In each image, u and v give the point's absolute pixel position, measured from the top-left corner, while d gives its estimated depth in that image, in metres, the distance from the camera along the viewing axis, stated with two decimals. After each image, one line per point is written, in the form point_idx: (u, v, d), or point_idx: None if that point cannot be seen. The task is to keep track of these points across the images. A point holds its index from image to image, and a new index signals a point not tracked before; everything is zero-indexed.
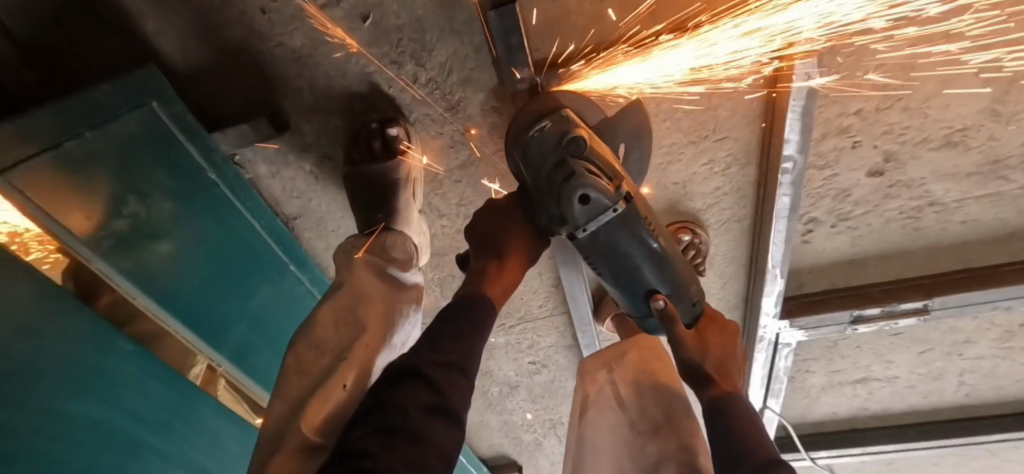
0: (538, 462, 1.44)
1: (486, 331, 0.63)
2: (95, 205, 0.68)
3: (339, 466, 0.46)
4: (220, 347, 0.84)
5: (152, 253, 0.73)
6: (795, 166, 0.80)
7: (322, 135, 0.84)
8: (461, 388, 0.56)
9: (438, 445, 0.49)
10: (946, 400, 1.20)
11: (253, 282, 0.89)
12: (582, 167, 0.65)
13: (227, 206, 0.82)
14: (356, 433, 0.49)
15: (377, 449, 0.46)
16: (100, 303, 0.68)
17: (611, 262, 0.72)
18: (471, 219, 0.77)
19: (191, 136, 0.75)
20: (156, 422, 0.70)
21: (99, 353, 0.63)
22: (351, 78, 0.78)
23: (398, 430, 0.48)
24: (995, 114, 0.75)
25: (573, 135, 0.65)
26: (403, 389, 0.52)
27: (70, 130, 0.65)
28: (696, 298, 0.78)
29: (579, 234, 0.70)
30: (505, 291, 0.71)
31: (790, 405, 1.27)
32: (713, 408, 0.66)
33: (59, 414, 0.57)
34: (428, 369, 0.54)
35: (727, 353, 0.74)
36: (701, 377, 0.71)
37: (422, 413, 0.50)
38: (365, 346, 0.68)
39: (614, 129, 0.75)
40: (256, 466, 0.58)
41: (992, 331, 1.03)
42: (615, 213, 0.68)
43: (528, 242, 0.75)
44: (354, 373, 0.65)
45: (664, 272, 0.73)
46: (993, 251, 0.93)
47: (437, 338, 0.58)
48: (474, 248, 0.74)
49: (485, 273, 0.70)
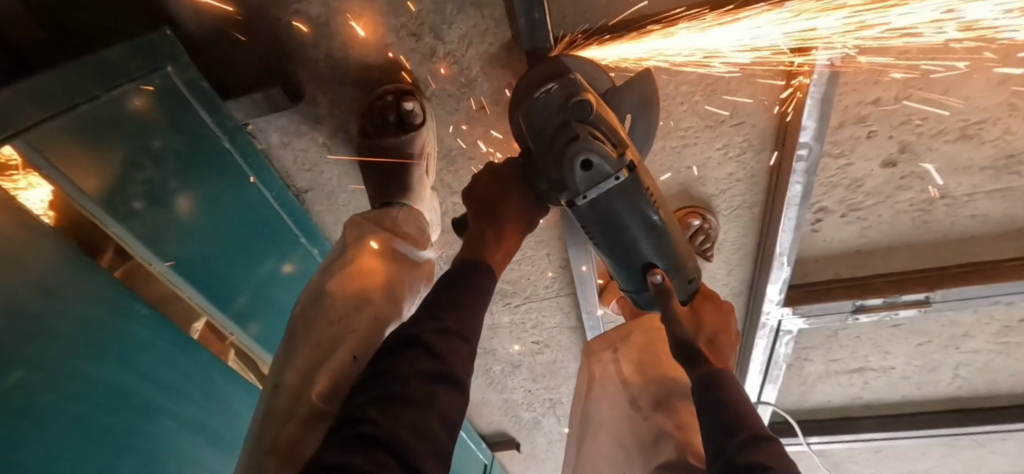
0: (535, 440, 1.46)
1: (484, 298, 0.62)
2: (110, 169, 0.67)
3: (342, 433, 0.47)
4: (229, 311, 0.84)
5: (162, 219, 0.72)
6: (810, 152, 0.80)
7: (335, 107, 0.84)
8: (462, 357, 0.55)
9: (439, 410, 0.49)
10: (938, 392, 1.23)
11: (263, 253, 0.89)
12: (587, 132, 0.64)
13: (241, 177, 0.82)
14: (359, 401, 0.50)
15: (376, 415, 0.47)
16: (105, 259, 0.68)
17: (606, 231, 0.72)
18: (470, 182, 0.76)
19: (203, 102, 0.74)
20: (168, 384, 0.69)
21: (116, 313, 0.64)
22: (368, 49, 0.77)
23: (399, 397, 0.48)
24: (1013, 108, 0.75)
25: (581, 99, 0.64)
26: (405, 357, 0.51)
27: (88, 92, 0.64)
28: (692, 275, 0.77)
29: (578, 202, 0.69)
30: (504, 257, 0.70)
31: (786, 392, 1.28)
32: (703, 385, 0.61)
33: (76, 373, 0.58)
34: (430, 338, 0.53)
35: (721, 330, 0.72)
36: (693, 348, 0.66)
37: (422, 380, 0.50)
38: (372, 321, 0.68)
39: (621, 98, 0.72)
40: (263, 435, 0.58)
41: (991, 325, 1.04)
42: (616, 182, 0.67)
43: (525, 208, 0.74)
44: (361, 346, 0.66)
45: (662, 245, 0.72)
46: (997, 246, 0.94)
47: (436, 306, 0.57)
48: (473, 212, 0.74)
49: (485, 239, 0.70)
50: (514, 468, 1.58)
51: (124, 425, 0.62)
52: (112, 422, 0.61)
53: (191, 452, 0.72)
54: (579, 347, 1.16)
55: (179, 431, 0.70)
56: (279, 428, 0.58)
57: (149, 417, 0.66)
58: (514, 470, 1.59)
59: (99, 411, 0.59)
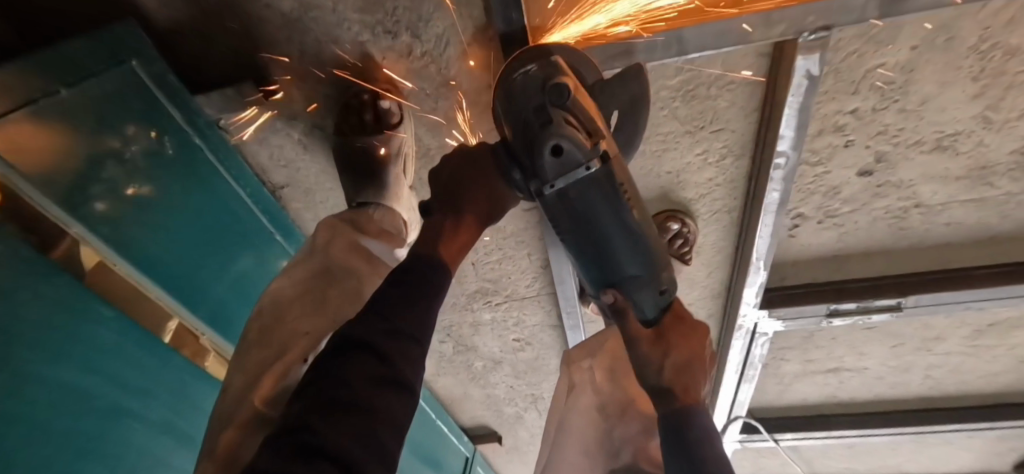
0: (518, 433, 1.47)
1: (441, 296, 0.61)
2: (71, 165, 0.67)
3: (284, 440, 0.49)
4: (198, 312, 0.83)
5: (126, 216, 0.72)
6: (788, 161, 0.80)
7: (311, 104, 0.84)
8: (410, 358, 0.56)
9: (384, 415, 0.52)
10: (911, 392, 1.25)
11: (236, 248, 0.90)
12: (560, 117, 0.60)
13: (212, 173, 0.84)
14: (304, 401, 0.51)
15: (317, 422, 0.49)
16: (55, 253, 0.63)
17: (578, 230, 0.67)
18: (437, 165, 0.73)
19: (171, 98, 0.77)
20: (134, 387, 0.70)
21: (78, 316, 0.64)
22: (343, 46, 0.76)
23: (341, 403, 0.50)
24: (987, 121, 0.77)
25: (558, 82, 0.60)
26: (350, 359, 0.53)
27: (45, 89, 0.65)
28: (665, 286, 0.72)
29: (547, 191, 0.65)
30: (459, 251, 0.67)
31: (763, 390, 1.30)
32: (669, 424, 0.63)
33: (31, 378, 0.57)
34: (376, 341, 0.54)
35: (692, 359, 0.69)
36: (659, 384, 0.67)
37: (366, 385, 0.51)
38: (330, 325, 0.69)
39: (609, 93, 0.69)
40: (208, 438, 0.60)
41: (962, 329, 1.06)
42: (587, 172, 0.62)
43: (491, 197, 0.70)
44: (311, 349, 0.67)
45: (637, 251, 0.69)
46: (971, 253, 0.95)
47: (382, 303, 0.57)
48: (436, 199, 0.70)
49: (442, 231, 0.66)
50: (496, 459, 1.59)
51: (85, 430, 0.63)
52: (73, 427, 0.61)
53: (159, 455, 0.73)
54: (561, 345, 1.16)
55: (146, 434, 0.71)
56: (242, 437, 0.59)
57: (110, 421, 0.66)
58: (496, 461, 1.61)
59: (62, 415, 0.60)
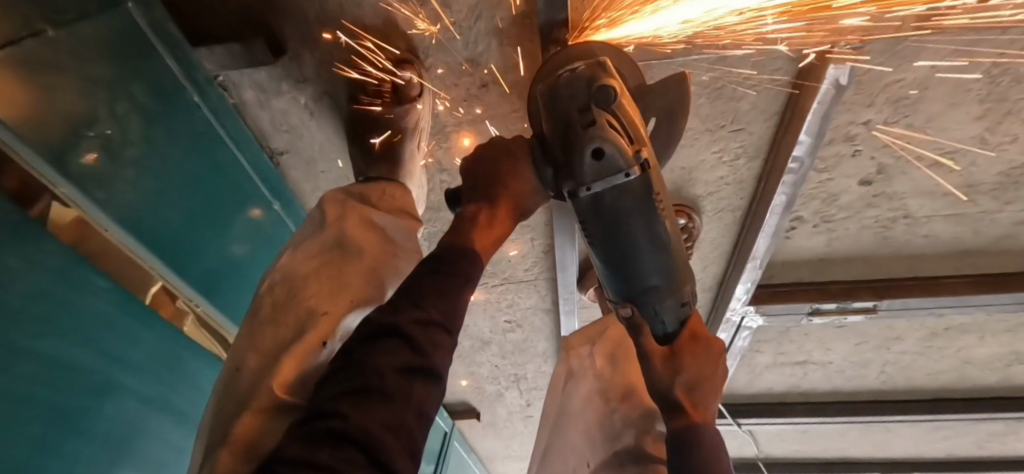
0: (496, 410, 1.48)
1: (471, 288, 0.53)
2: (65, 117, 0.60)
3: (303, 428, 0.42)
4: (192, 282, 0.77)
5: (118, 177, 0.66)
6: (800, 166, 0.83)
7: (322, 67, 0.78)
8: (444, 349, 0.47)
9: (416, 404, 0.43)
10: (865, 385, 1.34)
11: (230, 214, 0.84)
12: (604, 119, 0.56)
13: (212, 137, 0.80)
14: (327, 391, 0.44)
15: (347, 408, 0.41)
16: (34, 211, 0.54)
17: (607, 234, 0.63)
18: (468, 157, 0.67)
19: (170, 47, 0.73)
20: (131, 364, 0.66)
21: (68, 285, 0.58)
22: (366, 7, 0.71)
23: (372, 391, 0.42)
24: (983, 141, 0.81)
25: (604, 83, 0.56)
26: (378, 347, 0.44)
27: (34, 26, 0.58)
28: (687, 299, 0.68)
29: (582, 193, 0.61)
30: (494, 242, 0.60)
31: (735, 378, 1.37)
32: (675, 442, 0.59)
33: (25, 352, 0.52)
34: (409, 328, 0.45)
35: (707, 376, 0.65)
36: (668, 399, 0.63)
37: (399, 375, 0.43)
38: (348, 305, 0.65)
39: (650, 99, 0.67)
40: (221, 421, 0.56)
41: (920, 330, 1.15)
42: (626, 179, 0.58)
43: (527, 184, 0.65)
44: (333, 332, 0.62)
45: (663, 264, 0.65)
46: (942, 264, 1.02)
47: (420, 292, 0.49)
48: (466, 184, 0.65)
49: (475, 222, 0.59)
50: (470, 435, 1.61)
51: (83, 406, 0.59)
52: (67, 404, 0.57)
53: (154, 431, 0.69)
54: (551, 327, 1.17)
55: (140, 410, 0.67)
56: (256, 416, 0.55)
57: (107, 396, 0.62)
58: (468, 437, 1.62)
59: (55, 390, 0.55)
